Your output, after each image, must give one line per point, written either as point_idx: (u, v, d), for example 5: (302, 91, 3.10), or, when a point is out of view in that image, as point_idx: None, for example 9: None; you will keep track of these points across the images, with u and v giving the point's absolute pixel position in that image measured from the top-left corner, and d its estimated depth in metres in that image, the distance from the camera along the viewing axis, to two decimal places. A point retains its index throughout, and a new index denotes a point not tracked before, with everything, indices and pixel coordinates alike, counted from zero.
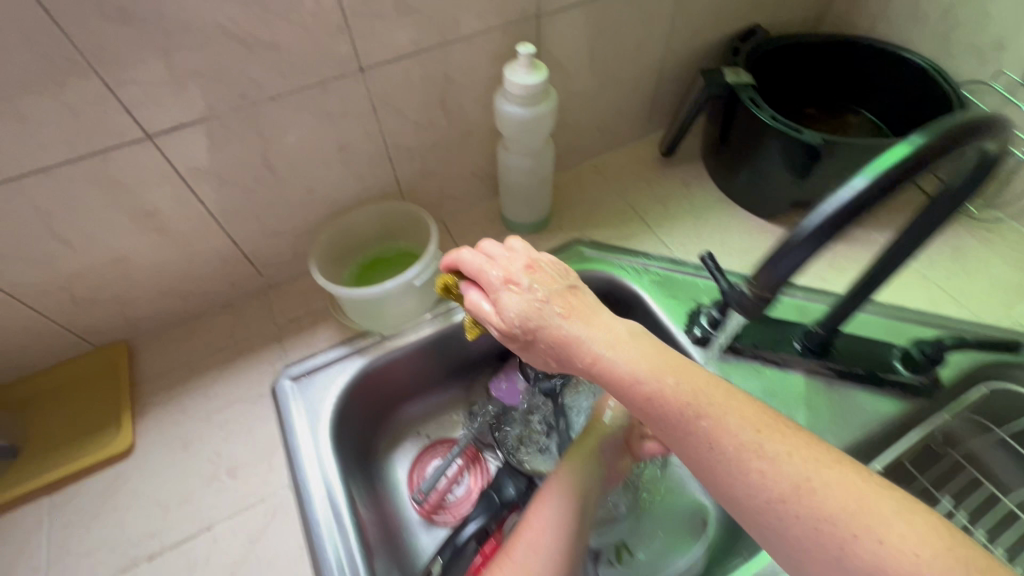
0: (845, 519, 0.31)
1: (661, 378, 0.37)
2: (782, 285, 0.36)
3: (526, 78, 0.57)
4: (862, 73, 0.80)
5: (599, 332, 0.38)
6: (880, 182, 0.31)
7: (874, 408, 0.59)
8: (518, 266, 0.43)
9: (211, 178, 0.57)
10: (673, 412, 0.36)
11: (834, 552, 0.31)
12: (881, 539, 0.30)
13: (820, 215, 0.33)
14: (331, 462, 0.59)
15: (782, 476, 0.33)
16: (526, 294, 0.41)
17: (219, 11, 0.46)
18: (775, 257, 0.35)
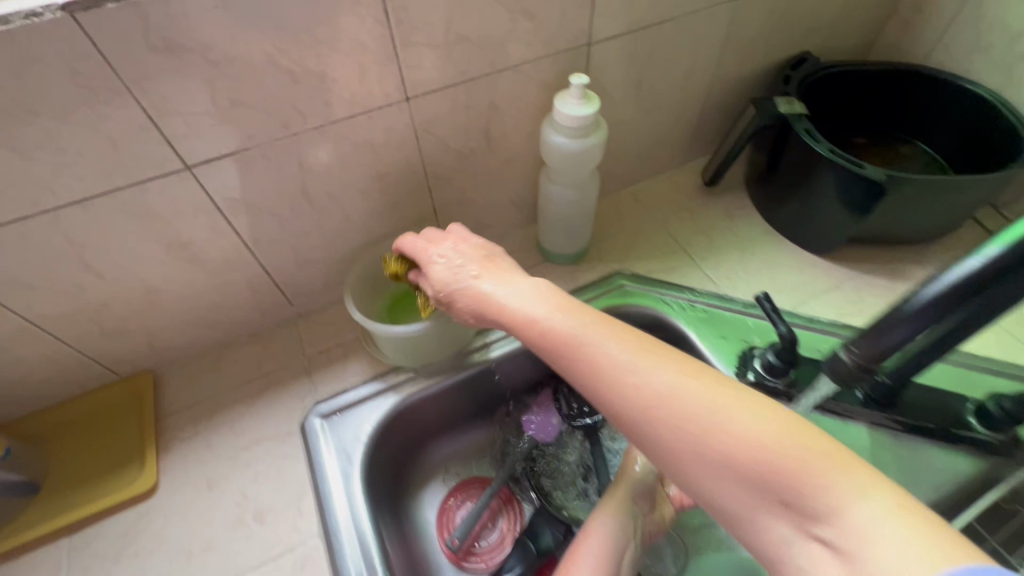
0: (702, 414, 0.31)
1: (550, 316, 0.39)
2: (888, 355, 0.34)
3: (578, 110, 0.55)
4: (917, 103, 0.77)
5: (516, 286, 0.42)
6: (1013, 255, 0.27)
7: (944, 466, 0.55)
8: (449, 241, 0.49)
9: (247, 208, 0.55)
10: (558, 345, 0.37)
11: (698, 447, 0.31)
12: (734, 430, 0.30)
13: (936, 285, 0.30)
14: (364, 508, 0.56)
15: (648, 388, 0.33)
16: (456, 263, 0.47)
17: (268, 41, 0.44)
18: (882, 327, 0.33)
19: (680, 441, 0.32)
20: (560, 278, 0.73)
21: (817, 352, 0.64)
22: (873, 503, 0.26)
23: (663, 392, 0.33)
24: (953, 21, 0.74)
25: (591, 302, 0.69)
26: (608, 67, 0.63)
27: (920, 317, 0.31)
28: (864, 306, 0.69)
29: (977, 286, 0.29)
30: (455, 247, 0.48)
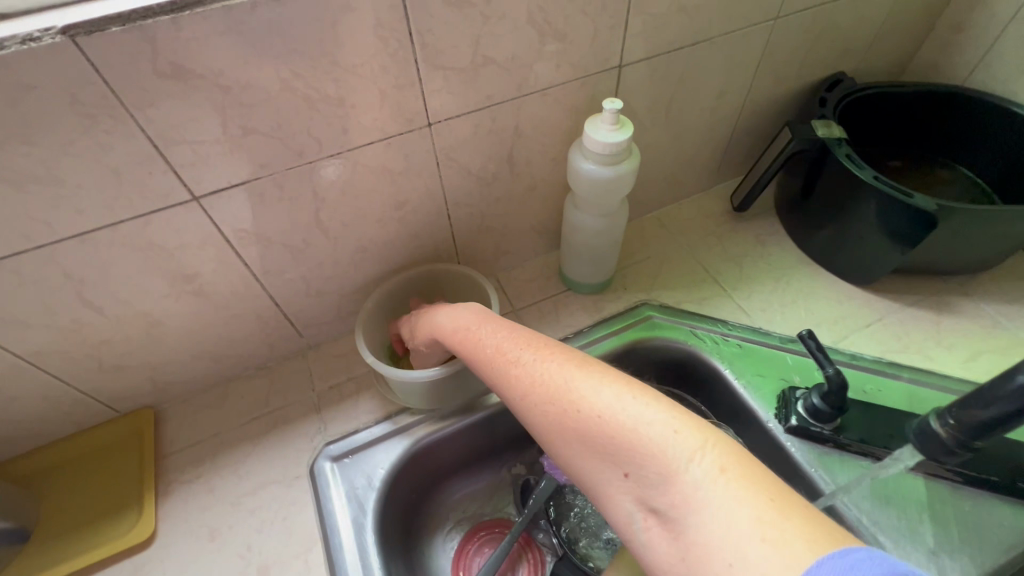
0: (561, 392, 0.36)
1: (472, 324, 0.47)
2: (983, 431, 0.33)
3: (610, 136, 0.51)
4: (960, 125, 0.73)
5: (462, 312, 0.49)
6: None
7: (1013, 522, 0.50)
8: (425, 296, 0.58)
9: (258, 238, 0.52)
10: (475, 346, 0.44)
11: (557, 420, 0.35)
12: (582, 402, 0.34)
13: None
14: (377, 561, 0.51)
15: (527, 371, 0.39)
16: (426, 307, 0.55)
17: (284, 66, 0.41)
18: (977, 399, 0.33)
19: (556, 420, 0.35)
20: (584, 309, 0.69)
21: (862, 394, 0.59)
22: (703, 468, 0.28)
23: (544, 379, 0.37)
24: (998, 40, 0.70)
25: (617, 335, 0.66)
26: (638, 90, 0.60)
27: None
28: (910, 342, 0.65)
29: None
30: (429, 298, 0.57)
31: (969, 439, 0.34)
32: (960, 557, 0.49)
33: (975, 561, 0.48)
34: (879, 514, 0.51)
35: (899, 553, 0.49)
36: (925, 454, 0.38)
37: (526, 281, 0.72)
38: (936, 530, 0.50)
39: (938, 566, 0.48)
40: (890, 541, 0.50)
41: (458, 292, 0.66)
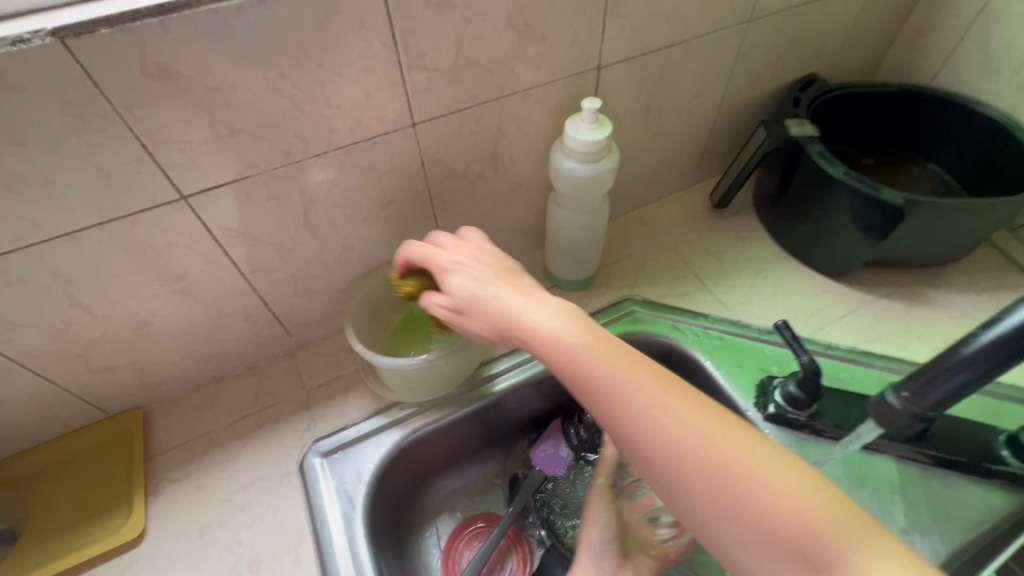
0: (722, 461, 0.32)
1: (578, 347, 0.37)
2: (939, 406, 0.34)
3: (590, 135, 0.53)
4: (928, 123, 0.76)
5: (563, 328, 0.38)
6: None
7: (978, 501, 0.52)
8: (466, 257, 0.45)
9: (246, 237, 0.53)
10: (586, 381, 0.36)
11: (715, 493, 0.31)
12: (753, 488, 0.31)
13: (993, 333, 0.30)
14: (367, 553, 0.52)
15: (670, 427, 0.33)
16: (474, 279, 0.43)
17: (270, 67, 0.42)
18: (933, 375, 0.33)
19: (688, 484, 0.32)
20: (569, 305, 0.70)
21: (837, 381, 0.61)
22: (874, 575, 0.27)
23: (679, 438, 0.33)
24: (962, 42, 0.73)
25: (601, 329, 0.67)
26: (617, 91, 0.62)
27: (975, 365, 0.31)
28: (883, 330, 0.67)
29: None
30: (473, 264, 0.44)
31: (921, 412, 0.35)
32: (928, 535, 0.51)
33: (942, 538, 0.51)
34: (853, 496, 0.53)
35: None
36: (886, 426, 0.39)
37: None
38: (907, 511, 0.52)
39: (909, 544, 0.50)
40: None
41: None
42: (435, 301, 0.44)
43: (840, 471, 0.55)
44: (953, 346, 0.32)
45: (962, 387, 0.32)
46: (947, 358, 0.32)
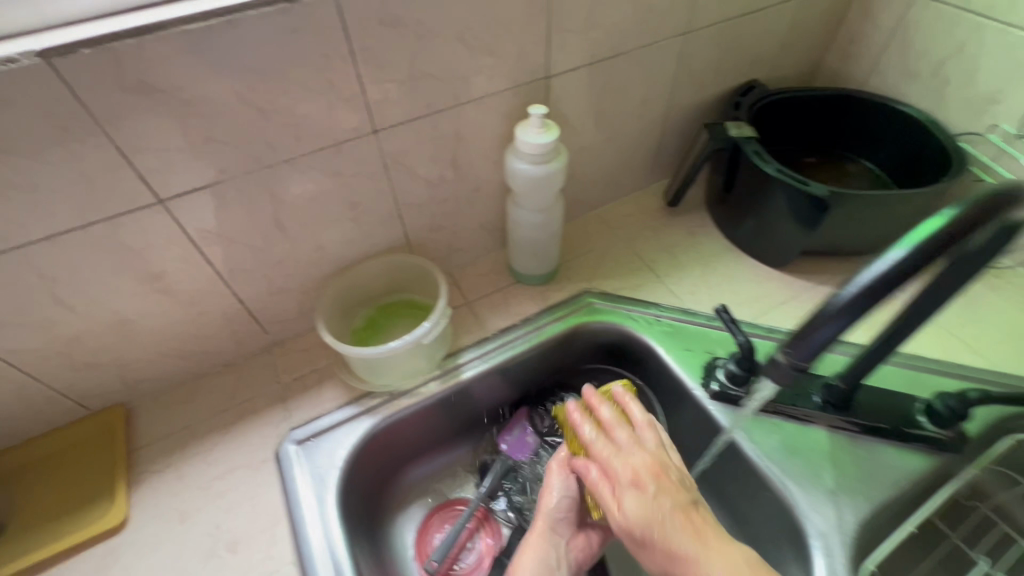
0: None
1: None
2: (814, 357, 0.36)
3: (537, 138, 0.58)
4: (859, 123, 0.82)
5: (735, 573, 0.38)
6: (913, 254, 0.31)
7: (899, 463, 0.58)
8: (629, 472, 0.46)
9: (220, 238, 0.56)
10: None
11: None
12: None
13: (854, 285, 0.33)
14: (340, 531, 0.56)
15: None
16: (644, 513, 0.43)
17: (237, 81, 0.46)
18: (810, 329, 0.35)
19: None
20: (531, 298, 0.75)
21: None
22: None
23: None
24: (885, 49, 0.80)
25: (561, 320, 0.72)
26: (567, 98, 0.67)
27: (849, 313, 0.33)
28: None
29: (889, 285, 0.32)
30: (636, 483, 0.45)
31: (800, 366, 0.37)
32: (855, 495, 0.56)
33: (868, 498, 0.56)
34: (788, 463, 0.58)
35: (805, 496, 0.56)
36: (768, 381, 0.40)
37: (479, 276, 0.78)
38: (835, 474, 0.57)
39: (836, 504, 0.55)
40: (796, 486, 0.57)
41: (413, 284, 0.72)
42: (610, 515, 0.46)
43: (776, 442, 0.60)
44: (823, 301, 0.34)
45: (835, 336, 0.34)
46: (826, 314, 0.34)
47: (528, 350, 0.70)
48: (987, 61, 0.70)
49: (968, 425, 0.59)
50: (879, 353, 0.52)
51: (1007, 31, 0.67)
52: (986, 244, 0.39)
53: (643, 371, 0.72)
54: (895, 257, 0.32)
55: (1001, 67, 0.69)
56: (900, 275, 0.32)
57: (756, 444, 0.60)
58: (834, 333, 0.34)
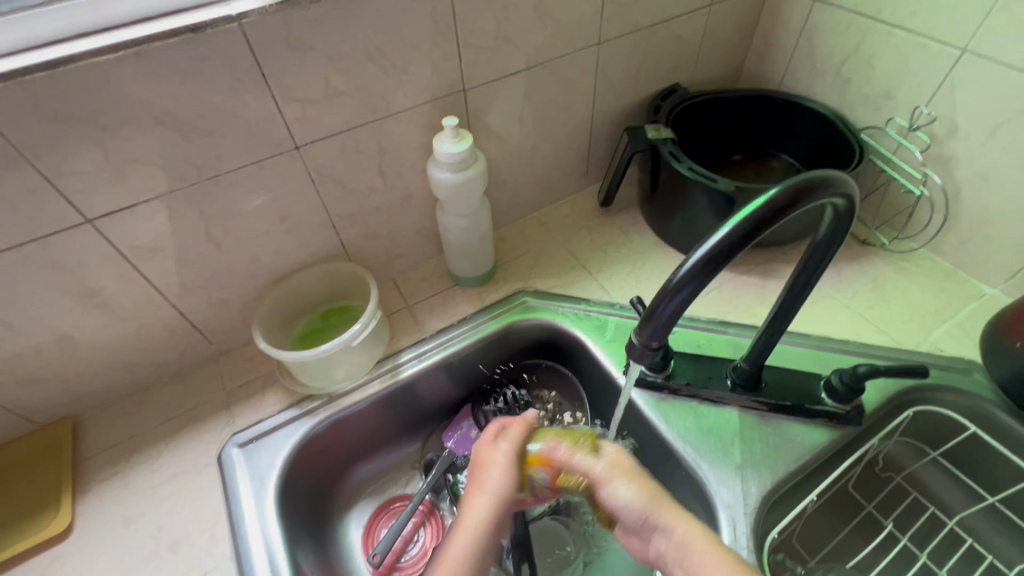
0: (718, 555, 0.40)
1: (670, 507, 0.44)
2: (665, 330, 0.40)
3: (452, 148, 0.62)
4: (776, 121, 0.87)
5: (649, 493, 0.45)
6: (734, 231, 0.36)
7: (803, 437, 0.62)
8: (629, 462, 0.47)
9: (153, 254, 0.60)
10: None
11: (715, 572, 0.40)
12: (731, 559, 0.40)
13: (691, 259, 0.37)
14: (276, 527, 0.59)
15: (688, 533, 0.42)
16: (641, 486, 0.45)
17: (154, 105, 0.50)
18: (659, 302, 0.39)
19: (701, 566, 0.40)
20: (468, 299, 0.79)
21: (696, 347, 0.70)
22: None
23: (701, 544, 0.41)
24: (795, 50, 0.85)
25: (495, 319, 0.76)
26: (488, 109, 0.71)
27: (687, 286, 0.38)
28: (740, 300, 0.76)
29: (717, 257, 0.37)
30: (637, 469, 0.47)
31: (654, 338, 0.41)
32: (761, 470, 0.60)
33: (773, 471, 0.60)
34: (700, 443, 0.62)
35: (715, 472, 0.60)
36: (633, 362, 0.44)
37: (419, 280, 0.82)
38: (743, 450, 0.61)
39: (743, 477, 0.59)
40: (707, 463, 0.61)
41: (350, 290, 0.75)
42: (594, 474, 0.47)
43: (690, 423, 0.64)
44: (666, 278, 0.38)
45: (676, 310, 0.39)
46: (667, 288, 0.38)
47: (464, 349, 0.74)
48: (879, 59, 0.75)
49: (867, 398, 0.64)
50: (772, 335, 0.57)
51: (891, 32, 0.72)
52: (832, 231, 0.44)
53: (577, 362, 0.76)
54: (720, 237, 0.37)
55: (891, 65, 0.74)
56: (724, 250, 0.37)
57: (672, 425, 0.64)
58: (680, 305, 0.39)
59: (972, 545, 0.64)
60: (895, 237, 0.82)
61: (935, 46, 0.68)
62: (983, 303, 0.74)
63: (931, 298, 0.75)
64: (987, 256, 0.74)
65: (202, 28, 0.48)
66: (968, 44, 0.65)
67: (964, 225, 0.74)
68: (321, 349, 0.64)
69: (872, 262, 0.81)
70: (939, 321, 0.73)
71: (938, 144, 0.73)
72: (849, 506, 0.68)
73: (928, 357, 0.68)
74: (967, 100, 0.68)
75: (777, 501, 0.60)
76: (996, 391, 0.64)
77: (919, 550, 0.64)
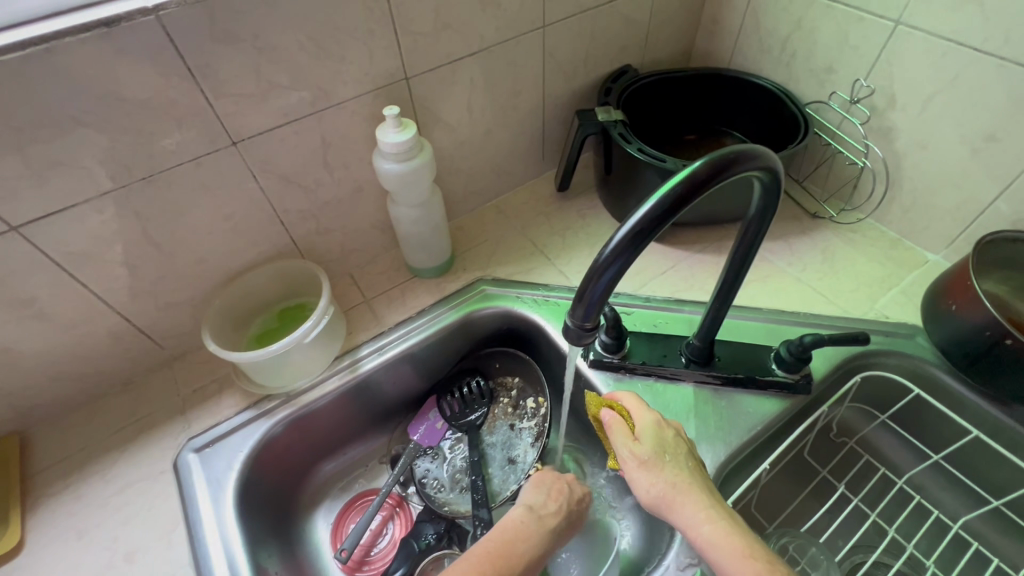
0: (688, 513, 0.47)
1: (657, 482, 0.49)
2: (600, 306, 0.40)
3: (395, 137, 0.61)
4: (727, 98, 0.87)
5: (651, 465, 0.50)
6: (658, 204, 0.37)
7: (754, 409, 0.64)
8: (651, 451, 0.51)
9: (89, 260, 0.58)
10: (748, 544, 0.44)
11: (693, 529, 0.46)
12: (700, 517, 0.46)
13: (621, 232, 0.38)
14: (235, 529, 0.59)
15: (655, 489, 0.49)
16: (656, 478, 0.49)
17: (72, 104, 0.48)
18: (590, 278, 0.39)
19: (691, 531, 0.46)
20: (428, 290, 0.78)
21: (653, 327, 0.71)
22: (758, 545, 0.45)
23: (680, 503, 0.47)
24: (742, 28, 0.86)
25: (454, 308, 0.75)
26: (434, 96, 0.70)
27: (617, 260, 0.38)
28: (696, 277, 0.77)
29: (643, 231, 0.38)
30: (657, 458, 0.50)
31: (589, 317, 0.41)
32: (716, 442, 0.61)
33: (726, 442, 0.61)
34: None
35: None
36: (572, 346, 0.44)
37: (378, 273, 0.81)
38: (697, 424, 0.63)
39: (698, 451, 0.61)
40: None
41: (305, 286, 0.74)
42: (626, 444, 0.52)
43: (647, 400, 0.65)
44: (596, 255, 0.39)
45: (607, 287, 0.39)
46: (597, 264, 0.38)
47: (424, 341, 0.74)
48: (820, 34, 0.76)
49: (817, 365, 0.66)
50: (718, 310, 0.58)
51: (830, 6, 0.73)
52: (763, 203, 0.45)
53: (538, 347, 0.77)
54: (643, 213, 0.37)
55: (832, 38, 0.75)
56: (649, 224, 0.37)
57: None
58: (612, 281, 0.39)
59: (919, 502, 0.67)
60: (842, 209, 0.84)
61: (871, 19, 0.70)
62: (926, 271, 0.77)
63: (878, 267, 0.78)
64: (928, 224, 0.76)
65: (116, 22, 0.46)
66: (901, 16, 0.67)
67: (905, 195, 0.77)
68: (270, 348, 0.62)
69: (821, 234, 0.82)
70: (885, 288, 0.75)
71: (879, 115, 0.74)
72: (803, 470, 0.70)
73: (874, 324, 0.70)
74: (903, 71, 0.69)
75: (731, 472, 0.61)
76: (937, 354, 0.66)
77: (870, 511, 0.67)
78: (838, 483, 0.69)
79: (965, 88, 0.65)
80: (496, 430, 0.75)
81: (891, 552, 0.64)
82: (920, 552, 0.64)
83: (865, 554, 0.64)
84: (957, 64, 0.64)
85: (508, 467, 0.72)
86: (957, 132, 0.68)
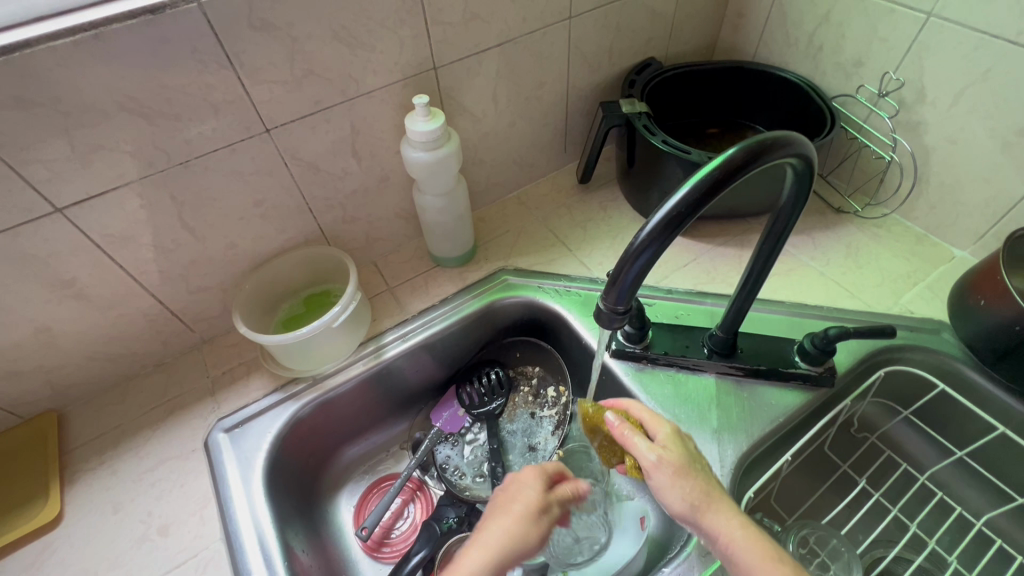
0: (724, 524, 0.46)
1: (688, 492, 0.48)
2: (632, 292, 0.41)
3: (424, 126, 0.62)
4: (752, 91, 0.87)
5: (683, 476, 0.48)
6: (693, 190, 0.38)
7: (777, 400, 0.64)
8: (680, 458, 0.49)
9: (126, 243, 0.59)
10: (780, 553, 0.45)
11: (731, 542, 0.46)
12: (734, 527, 0.46)
13: (655, 218, 0.38)
14: (263, 505, 0.60)
15: (689, 499, 0.47)
16: (690, 486, 0.48)
17: (117, 90, 0.50)
18: (623, 264, 0.40)
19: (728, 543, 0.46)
20: (450, 280, 0.79)
21: (674, 318, 0.72)
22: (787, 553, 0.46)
23: (716, 515, 0.47)
24: (769, 20, 0.85)
25: (476, 298, 0.76)
26: (461, 86, 0.71)
27: (649, 247, 0.39)
28: (718, 269, 0.77)
29: (678, 216, 0.38)
30: (687, 466, 0.49)
31: (620, 303, 0.42)
32: (738, 432, 0.62)
33: (748, 432, 0.62)
34: (678, 409, 0.64)
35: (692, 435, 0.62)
36: (605, 330, 0.44)
37: (401, 262, 0.82)
38: (719, 415, 0.63)
39: (720, 441, 0.61)
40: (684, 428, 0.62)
41: (332, 273, 0.76)
42: (654, 454, 0.49)
43: (668, 391, 0.65)
44: (629, 242, 0.39)
45: (640, 272, 0.40)
46: (631, 251, 0.39)
47: (446, 329, 0.74)
48: (850, 25, 0.75)
49: (841, 358, 0.66)
50: (744, 300, 0.57)
51: None
52: (793, 191, 0.45)
53: (559, 337, 0.78)
54: (676, 200, 0.38)
55: (861, 30, 0.74)
56: (684, 210, 0.38)
57: (651, 394, 0.65)
58: (644, 266, 0.40)
59: (941, 498, 0.66)
60: (867, 204, 0.84)
61: (902, 10, 0.69)
62: (951, 267, 0.76)
63: (904, 263, 0.77)
64: (956, 219, 0.75)
65: (161, 9, 0.48)
66: (933, 8, 0.66)
67: (933, 190, 0.76)
68: (299, 331, 0.64)
69: (845, 229, 0.82)
70: (911, 283, 0.75)
71: (907, 110, 0.74)
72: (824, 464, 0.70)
73: (899, 318, 0.70)
74: (933, 64, 0.69)
75: (752, 463, 0.62)
76: (963, 349, 0.66)
77: (890, 505, 0.67)
78: (859, 478, 0.69)
79: (997, 81, 0.64)
80: (515, 418, 0.76)
81: (912, 547, 0.64)
82: (943, 548, 0.63)
83: (885, 548, 0.63)
84: (989, 57, 0.64)
85: (528, 454, 0.73)
86: (988, 127, 0.67)
